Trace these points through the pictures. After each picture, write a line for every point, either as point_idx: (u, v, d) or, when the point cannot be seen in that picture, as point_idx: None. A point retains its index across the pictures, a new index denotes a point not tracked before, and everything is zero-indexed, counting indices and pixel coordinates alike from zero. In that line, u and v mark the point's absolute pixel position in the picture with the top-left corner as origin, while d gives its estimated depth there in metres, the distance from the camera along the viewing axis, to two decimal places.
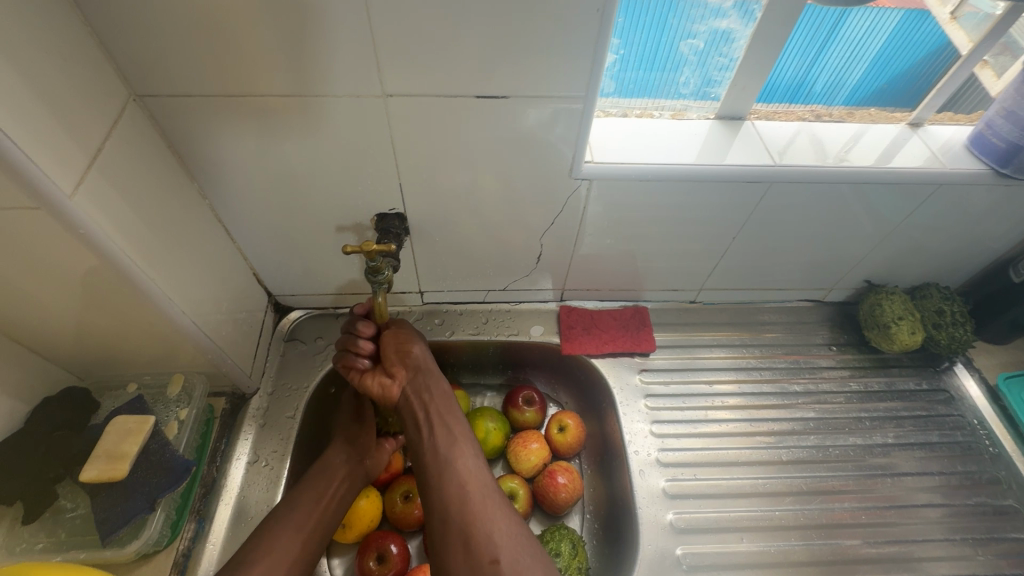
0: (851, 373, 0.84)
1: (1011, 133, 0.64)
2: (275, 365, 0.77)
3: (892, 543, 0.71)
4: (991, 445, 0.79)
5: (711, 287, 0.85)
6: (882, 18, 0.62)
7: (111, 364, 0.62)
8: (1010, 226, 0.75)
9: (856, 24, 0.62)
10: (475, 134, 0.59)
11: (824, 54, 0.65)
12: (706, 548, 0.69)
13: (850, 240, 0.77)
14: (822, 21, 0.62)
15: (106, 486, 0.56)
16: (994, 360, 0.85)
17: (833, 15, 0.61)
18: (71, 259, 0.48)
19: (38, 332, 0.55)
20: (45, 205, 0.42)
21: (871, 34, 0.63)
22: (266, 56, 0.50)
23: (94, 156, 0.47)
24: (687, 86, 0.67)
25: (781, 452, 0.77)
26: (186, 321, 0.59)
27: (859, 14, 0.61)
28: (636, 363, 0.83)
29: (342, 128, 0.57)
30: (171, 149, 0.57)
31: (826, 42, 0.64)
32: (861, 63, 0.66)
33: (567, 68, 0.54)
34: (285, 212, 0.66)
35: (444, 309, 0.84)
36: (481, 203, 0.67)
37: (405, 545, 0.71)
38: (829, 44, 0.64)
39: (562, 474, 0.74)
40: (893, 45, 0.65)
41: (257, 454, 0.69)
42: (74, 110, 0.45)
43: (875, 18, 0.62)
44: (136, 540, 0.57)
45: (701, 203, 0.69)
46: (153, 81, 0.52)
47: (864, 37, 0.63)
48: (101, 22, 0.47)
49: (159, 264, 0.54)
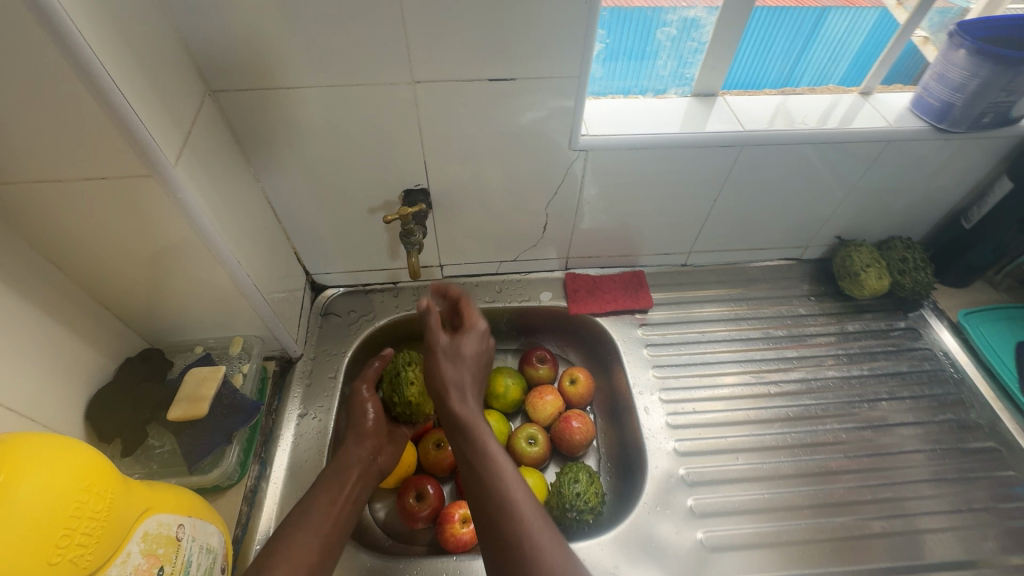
0: (829, 318, 0.94)
1: (943, 95, 0.74)
2: (315, 335, 0.87)
3: (870, 456, 0.79)
4: (954, 371, 0.88)
5: (699, 249, 0.95)
6: (857, 19, 0.77)
7: (184, 328, 0.71)
8: (959, 178, 0.85)
9: (835, 23, 0.77)
10: (488, 115, 0.69)
11: (805, 54, 0.80)
12: (706, 467, 0.77)
13: (819, 196, 0.86)
14: (804, 23, 0.76)
15: (189, 425, 0.64)
16: (956, 301, 0.94)
17: (814, 17, 0.75)
18: (170, 224, 0.57)
19: (129, 294, 0.64)
20: (155, 173, 0.51)
21: (849, 33, 0.78)
22: (314, 53, 0.60)
23: (187, 135, 0.56)
24: (665, 68, 0.78)
25: (768, 387, 0.86)
26: (249, 285, 0.68)
27: (837, 16, 0.76)
28: (636, 319, 0.92)
29: (376, 114, 0.67)
30: (235, 139, 0.67)
31: (810, 40, 0.78)
32: (840, 59, 0.81)
33: (563, 52, 0.63)
34: (324, 194, 0.77)
35: (461, 281, 0.95)
36: (493, 179, 0.77)
37: (438, 487, 0.80)
38: (812, 42, 0.78)
39: (576, 419, 0.84)
40: (868, 42, 0.80)
41: (306, 408, 0.79)
42: (174, 97, 0.54)
43: (851, 20, 0.77)
44: (217, 467, 0.65)
45: (683, 167, 0.78)
46: (223, 78, 0.61)
47: (840, 31, 0.78)
48: (183, 25, 0.56)
49: (229, 230, 0.63)
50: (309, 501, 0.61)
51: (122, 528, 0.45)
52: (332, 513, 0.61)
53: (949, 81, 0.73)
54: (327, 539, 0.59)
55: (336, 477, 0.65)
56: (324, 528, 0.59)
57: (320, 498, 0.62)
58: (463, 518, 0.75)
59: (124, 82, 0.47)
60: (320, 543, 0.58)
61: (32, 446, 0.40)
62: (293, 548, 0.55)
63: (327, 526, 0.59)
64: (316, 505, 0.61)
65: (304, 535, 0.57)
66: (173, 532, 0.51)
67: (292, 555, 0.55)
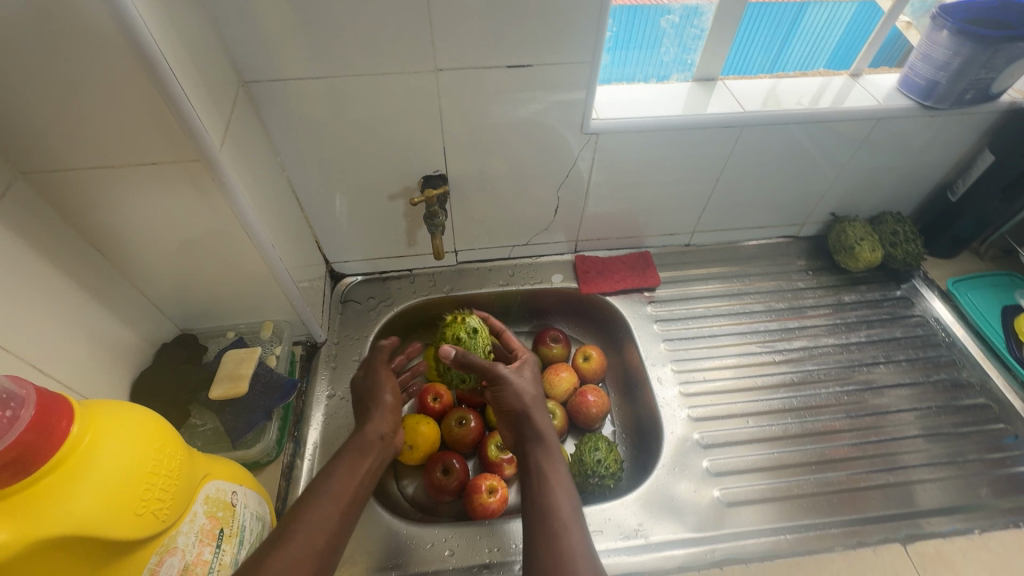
0: (826, 290, 0.99)
1: (928, 74, 0.79)
2: (337, 321, 0.90)
3: (871, 415, 0.84)
4: (945, 335, 0.93)
5: (702, 229, 0.99)
6: (833, 9, 0.82)
7: (217, 314, 0.74)
8: (945, 153, 0.90)
9: (813, 15, 0.82)
10: (505, 101, 0.72)
11: (787, 45, 0.86)
12: (718, 431, 0.82)
13: (814, 174, 0.91)
14: (785, 15, 0.81)
15: (230, 404, 0.67)
16: (944, 271, 1.00)
17: (792, 11, 0.81)
18: (214, 208, 0.59)
19: (167, 280, 0.67)
20: (204, 157, 0.54)
21: (828, 21, 0.84)
22: (343, 43, 0.63)
23: (228, 122, 0.59)
24: (668, 55, 0.83)
25: (773, 355, 0.91)
26: (282, 269, 0.70)
27: (814, 8, 0.81)
28: (645, 298, 0.96)
29: (400, 102, 0.70)
30: (264, 129, 0.70)
31: (791, 30, 0.83)
32: (823, 45, 0.87)
33: (576, 39, 0.67)
34: (346, 182, 0.79)
35: (475, 266, 0.98)
36: (508, 164, 0.81)
37: (463, 462, 0.84)
38: (794, 33, 0.84)
39: (592, 393, 0.88)
40: (848, 27, 0.85)
41: (334, 389, 0.82)
42: (216, 86, 0.57)
43: (827, 11, 0.82)
44: (260, 441, 0.69)
45: (687, 149, 0.83)
46: (254, 69, 0.64)
47: (817, 23, 0.84)
48: (220, 18, 0.59)
49: (265, 214, 0.66)
50: (330, 472, 0.59)
51: (189, 489, 0.48)
52: (352, 484, 0.59)
53: (934, 60, 0.78)
54: (345, 507, 0.56)
55: (359, 448, 0.63)
56: (343, 497, 0.57)
57: (341, 468, 0.60)
58: (491, 488, 0.78)
59: (178, 70, 0.50)
60: (339, 511, 0.56)
61: (111, 409, 0.42)
62: (310, 516, 0.53)
63: (346, 497, 0.57)
64: (336, 474, 0.59)
65: (324, 503, 0.55)
66: (228, 497, 0.54)
67: (312, 520, 0.53)
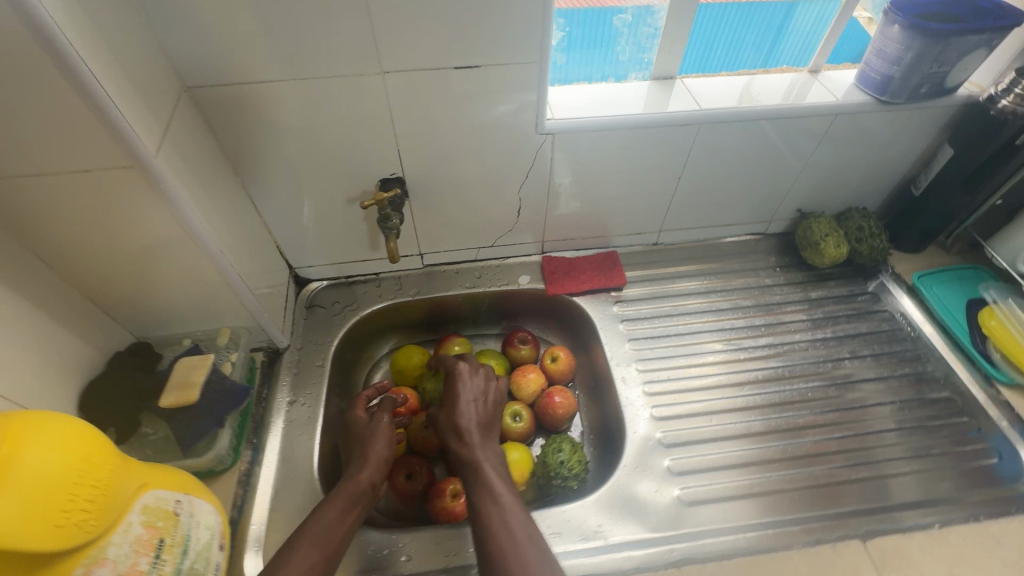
0: (793, 287, 0.99)
1: (882, 69, 0.79)
2: (301, 327, 0.90)
3: (836, 411, 0.84)
4: (910, 329, 0.93)
5: (669, 228, 0.99)
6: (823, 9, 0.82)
7: (172, 322, 0.74)
8: (906, 148, 0.90)
9: (802, 15, 0.82)
10: (455, 102, 0.72)
11: (777, 45, 0.86)
12: (681, 429, 0.81)
13: (777, 171, 0.91)
14: (771, 15, 0.82)
15: (181, 412, 0.66)
16: (911, 265, 1.00)
17: (780, 11, 0.81)
18: (155, 216, 0.59)
19: (115, 289, 0.67)
20: (137, 164, 0.54)
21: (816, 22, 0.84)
22: (286, 47, 0.63)
23: (166, 129, 0.58)
24: (624, 54, 0.82)
25: (738, 353, 0.90)
26: (234, 276, 0.70)
27: (804, 8, 0.82)
28: (612, 297, 0.96)
29: (349, 105, 0.70)
30: (212, 135, 0.70)
31: (778, 30, 0.84)
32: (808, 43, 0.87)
33: (523, 39, 0.66)
34: (303, 187, 0.79)
35: (441, 269, 0.97)
36: (465, 165, 0.81)
37: (428, 466, 0.83)
38: (781, 34, 0.85)
39: (558, 394, 0.87)
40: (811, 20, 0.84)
41: (295, 395, 0.81)
42: (151, 94, 0.57)
43: (817, 11, 0.82)
44: (210, 450, 0.69)
45: (646, 148, 0.82)
46: (198, 75, 0.64)
47: (804, 23, 0.84)
48: (158, 24, 0.59)
49: (213, 220, 0.66)
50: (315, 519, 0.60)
51: (122, 501, 0.47)
52: (336, 531, 0.60)
53: (887, 55, 0.77)
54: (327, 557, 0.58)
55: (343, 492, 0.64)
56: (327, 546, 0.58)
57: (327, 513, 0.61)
58: (454, 492, 0.77)
59: (104, 77, 0.49)
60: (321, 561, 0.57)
61: (34, 420, 0.42)
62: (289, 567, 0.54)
63: (329, 544, 0.58)
64: (321, 521, 0.60)
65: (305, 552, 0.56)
66: (170, 507, 0.53)
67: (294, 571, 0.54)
